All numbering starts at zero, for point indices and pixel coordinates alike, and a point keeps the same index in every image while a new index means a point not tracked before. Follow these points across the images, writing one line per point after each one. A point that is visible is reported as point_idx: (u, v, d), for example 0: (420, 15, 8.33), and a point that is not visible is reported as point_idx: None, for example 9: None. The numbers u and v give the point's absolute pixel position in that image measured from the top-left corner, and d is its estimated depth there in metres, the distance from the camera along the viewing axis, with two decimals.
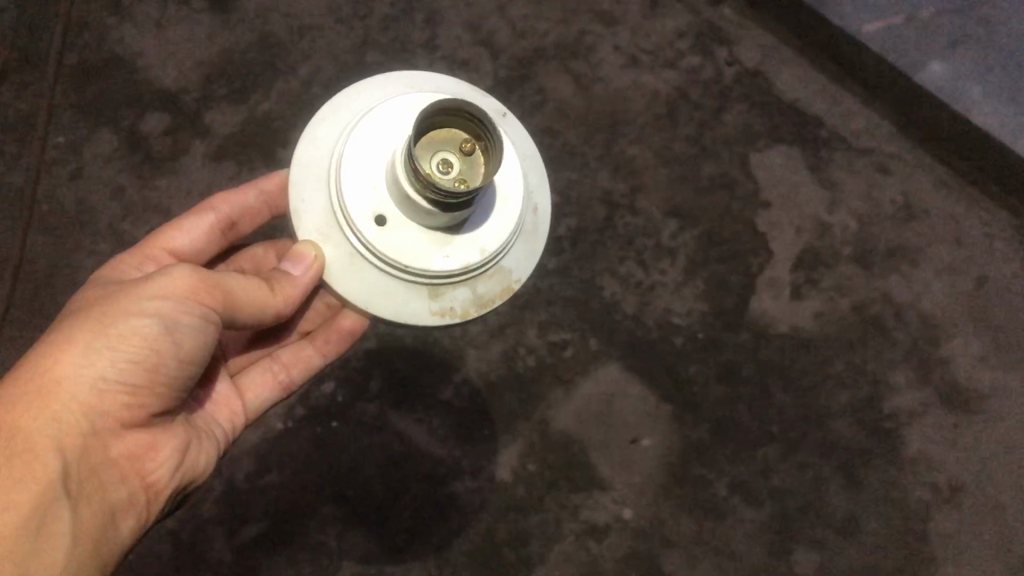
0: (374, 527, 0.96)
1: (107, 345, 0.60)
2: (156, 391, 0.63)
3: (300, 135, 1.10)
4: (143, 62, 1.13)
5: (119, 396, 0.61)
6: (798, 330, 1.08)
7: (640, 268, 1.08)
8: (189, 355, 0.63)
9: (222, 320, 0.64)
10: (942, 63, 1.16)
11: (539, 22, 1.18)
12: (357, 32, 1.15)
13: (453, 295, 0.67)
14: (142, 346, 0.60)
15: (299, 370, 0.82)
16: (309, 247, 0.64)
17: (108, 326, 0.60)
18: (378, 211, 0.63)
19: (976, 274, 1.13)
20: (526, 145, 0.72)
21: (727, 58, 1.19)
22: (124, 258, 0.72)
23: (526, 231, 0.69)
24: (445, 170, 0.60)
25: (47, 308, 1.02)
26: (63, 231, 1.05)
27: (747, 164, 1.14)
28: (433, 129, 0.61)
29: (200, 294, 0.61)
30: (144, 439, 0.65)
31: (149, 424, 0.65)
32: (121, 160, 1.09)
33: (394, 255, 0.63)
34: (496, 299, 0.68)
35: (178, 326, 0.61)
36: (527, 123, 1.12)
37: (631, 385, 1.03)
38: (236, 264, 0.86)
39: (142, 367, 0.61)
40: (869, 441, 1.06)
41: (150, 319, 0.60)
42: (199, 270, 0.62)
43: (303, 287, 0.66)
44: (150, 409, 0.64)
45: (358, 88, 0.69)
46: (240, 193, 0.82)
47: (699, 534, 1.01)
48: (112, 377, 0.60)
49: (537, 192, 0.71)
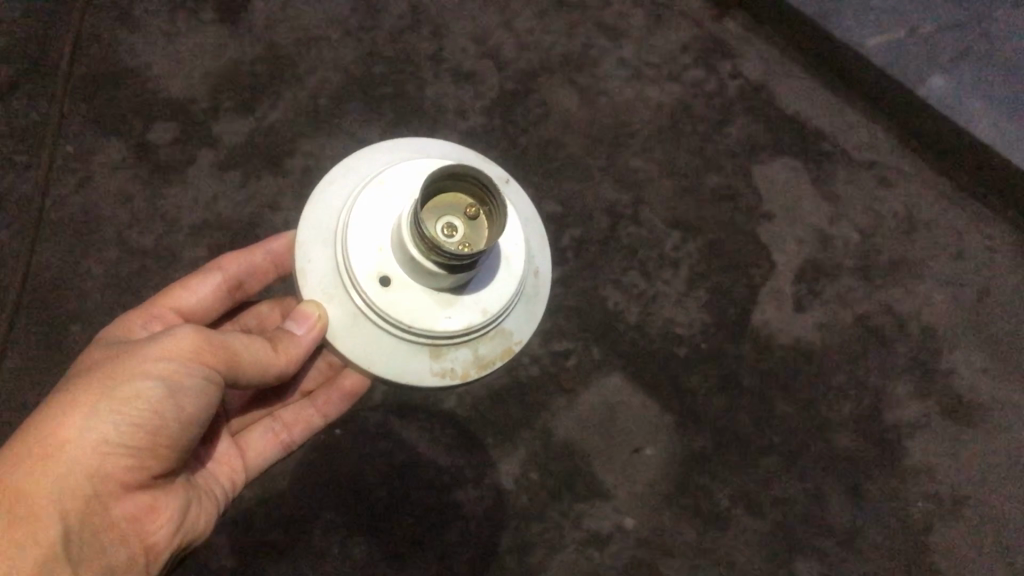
0: (378, 535, 0.97)
1: (111, 407, 0.60)
2: (159, 453, 0.64)
3: (306, 145, 1.13)
4: (152, 72, 1.15)
5: (123, 459, 0.62)
6: (800, 342, 1.08)
7: (643, 279, 1.08)
8: (192, 416, 0.64)
9: (224, 381, 0.65)
10: (944, 78, 1.14)
11: (543, 36, 1.20)
12: (363, 44, 1.18)
13: (454, 355, 0.69)
14: (147, 408, 0.61)
15: (301, 431, 0.84)
16: (314, 308, 0.68)
17: (113, 387, 0.61)
18: (383, 272, 0.66)
19: (977, 288, 1.13)
20: (527, 210, 0.75)
21: (729, 72, 1.20)
22: (132, 316, 0.74)
23: (526, 293, 0.72)
24: (449, 233, 0.62)
25: (54, 314, 1.03)
26: (69, 239, 1.07)
27: (750, 176, 1.15)
28: (438, 193, 0.62)
29: (204, 356, 0.63)
30: (145, 502, 0.65)
31: (151, 486, 0.66)
32: (129, 168, 1.11)
33: (397, 315, 0.65)
34: (496, 360, 0.71)
35: (181, 388, 0.62)
36: (531, 134, 1.14)
37: (633, 395, 1.04)
38: (242, 321, 0.87)
39: (146, 429, 0.62)
40: (871, 453, 1.06)
41: (154, 381, 0.61)
42: (203, 331, 0.64)
43: (307, 347, 0.68)
44: (152, 470, 0.64)
45: (365, 157, 0.74)
46: (248, 254, 0.84)
47: (701, 545, 1.00)
48: (116, 441, 0.61)
49: (536, 256, 0.74)
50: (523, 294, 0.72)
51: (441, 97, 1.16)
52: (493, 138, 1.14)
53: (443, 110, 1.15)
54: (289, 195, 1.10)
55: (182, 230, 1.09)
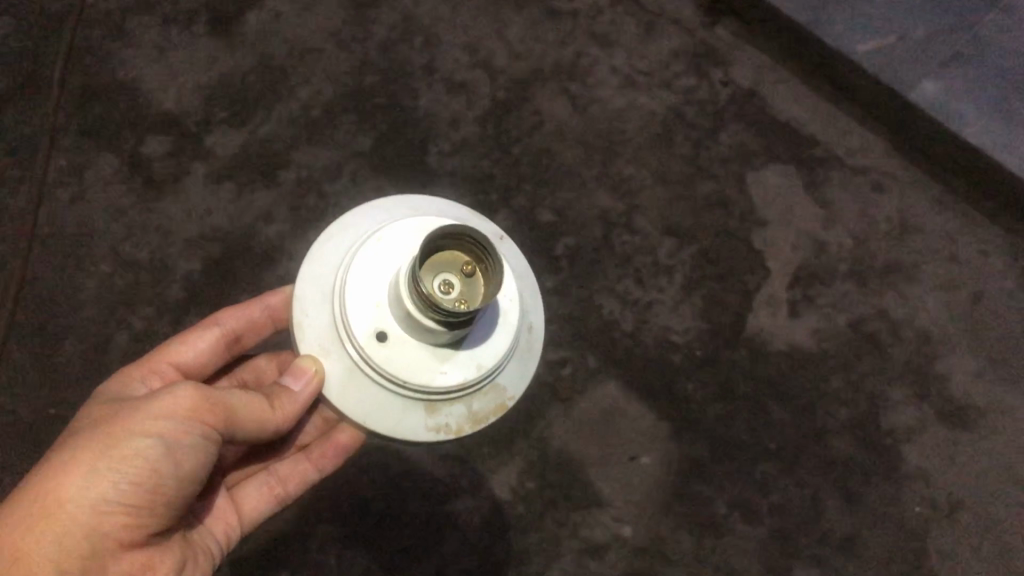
0: (374, 546, 0.96)
1: (109, 464, 0.58)
2: (157, 512, 0.61)
3: (300, 156, 1.14)
4: (144, 86, 1.16)
5: (122, 518, 0.58)
6: (795, 347, 1.08)
7: (637, 286, 1.09)
8: (189, 474, 0.62)
9: (221, 437, 0.64)
10: (935, 82, 1.14)
11: (535, 45, 1.21)
12: (356, 55, 1.19)
13: (448, 411, 0.67)
14: (146, 464, 0.59)
15: (297, 484, 0.81)
16: (310, 362, 0.66)
17: (111, 445, 0.59)
18: (380, 327, 0.65)
19: (970, 292, 1.13)
20: (521, 267, 0.74)
21: (721, 79, 1.20)
22: (130, 370, 0.73)
23: (521, 350, 0.71)
24: (447, 290, 0.60)
25: (49, 328, 1.04)
26: (64, 253, 1.07)
27: (743, 183, 1.15)
28: (437, 251, 0.61)
29: (202, 412, 0.62)
30: (142, 562, 0.60)
31: (147, 546, 0.61)
32: (123, 182, 1.11)
33: (394, 370, 0.64)
34: (489, 416, 0.69)
35: (180, 445, 0.61)
36: (524, 144, 1.15)
37: (629, 403, 1.04)
38: (238, 376, 0.86)
39: (145, 486, 0.59)
40: (868, 458, 1.05)
41: (152, 439, 0.60)
42: (200, 388, 0.63)
43: (302, 403, 0.67)
44: (151, 528, 0.61)
45: (362, 213, 0.73)
46: (245, 310, 0.84)
47: (699, 552, 1.00)
48: (114, 499, 0.58)
49: (532, 313, 0.72)
50: (518, 350, 0.70)
51: (433, 107, 1.17)
52: (486, 148, 1.15)
53: (436, 121, 1.16)
54: (282, 206, 1.11)
55: (176, 243, 1.09)
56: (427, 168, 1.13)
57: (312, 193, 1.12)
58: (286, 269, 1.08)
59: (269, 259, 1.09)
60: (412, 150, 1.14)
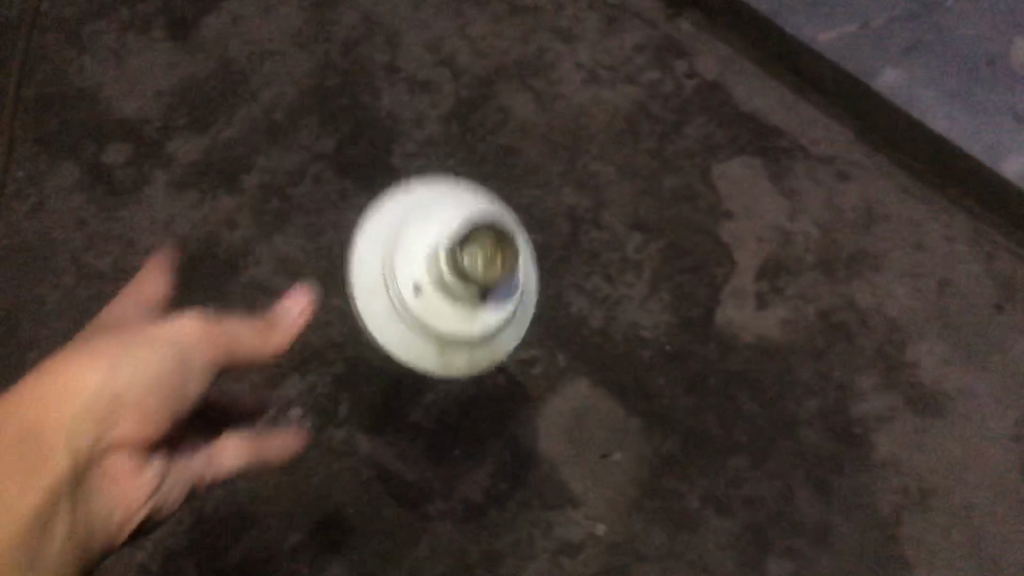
0: (347, 552, 0.98)
1: (122, 364, 0.72)
2: (129, 421, 0.72)
3: (262, 161, 1.13)
4: (103, 93, 1.17)
5: (103, 405, 0.70)
6: (764, 340, 1.08)
7: (606, 283, 1.09)
8: (182, 394, 0.76)
9: (206, 363, 0.77)
10: (895, 70, 1.16)
11: (498, 42, 1.20)
12: (317, 56, 1.18)
13: (454, 359, 0.79)
14: (136, 375, 0.72)
15: (278, 329, 0.85)
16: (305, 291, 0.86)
17: (123, 348, 0.73)
18: (417, 281, 0.74)
19: (938, 278, 1.11)
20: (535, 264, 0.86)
21: (685, 71, 1.19)
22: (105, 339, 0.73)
23: (519, 320, 0.84)
24: (473, 260, 0.70)
25: (16, 340, 1.06)
26: (25, 265, 1.10)
27: (709, 176, 1.14)
28: (474, 225, 0.70)
29: (208, 339, 0.76)
30: (109, 453, 0.72)
31: (128, 446, 0.74)
32: (83, 191, 1.12)
33: (420, 318, 0.75)
34: (483, 366, 0.82)
35: (177, 365, 0.74)
36: (488, 143, 1.15)
37: (601, 400, 1.04)
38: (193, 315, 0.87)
39: (127, 399, 0.71)
40: (839, 449, 1.04)
41: (161, 354, 0.74)
42: (203, 323, 0.77)
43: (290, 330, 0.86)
44: (125, 430, 0.72)
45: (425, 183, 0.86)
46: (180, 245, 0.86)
47: (672, 547, 1.00)
48: (115, 392, 0.71)
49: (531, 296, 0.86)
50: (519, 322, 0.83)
51: (396, 107, 1.16)
52: (451, 147, 1.15)
53: (400, 121, 1.16)
54: (245, 212, 1.11)
55: (139, 252, 1.10)
56: (391, 171, 1.14)
57: (275, 198, 1.12)
58: (251, 276, 1.09)
59: (234, 266, 1.09)
60: (376, 152, 1.14)
